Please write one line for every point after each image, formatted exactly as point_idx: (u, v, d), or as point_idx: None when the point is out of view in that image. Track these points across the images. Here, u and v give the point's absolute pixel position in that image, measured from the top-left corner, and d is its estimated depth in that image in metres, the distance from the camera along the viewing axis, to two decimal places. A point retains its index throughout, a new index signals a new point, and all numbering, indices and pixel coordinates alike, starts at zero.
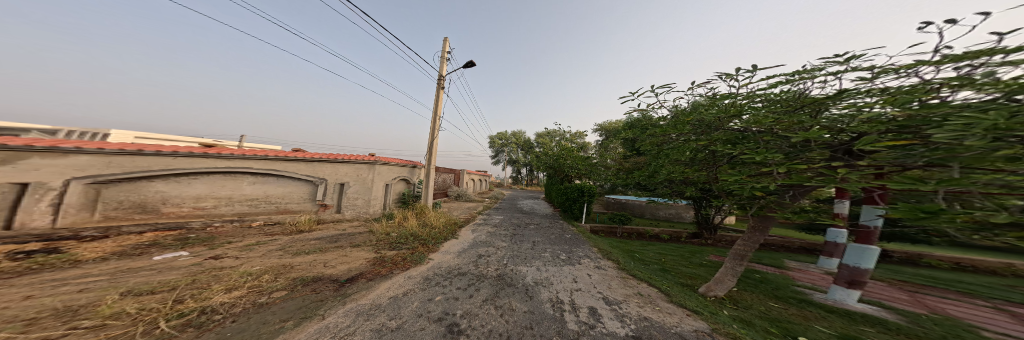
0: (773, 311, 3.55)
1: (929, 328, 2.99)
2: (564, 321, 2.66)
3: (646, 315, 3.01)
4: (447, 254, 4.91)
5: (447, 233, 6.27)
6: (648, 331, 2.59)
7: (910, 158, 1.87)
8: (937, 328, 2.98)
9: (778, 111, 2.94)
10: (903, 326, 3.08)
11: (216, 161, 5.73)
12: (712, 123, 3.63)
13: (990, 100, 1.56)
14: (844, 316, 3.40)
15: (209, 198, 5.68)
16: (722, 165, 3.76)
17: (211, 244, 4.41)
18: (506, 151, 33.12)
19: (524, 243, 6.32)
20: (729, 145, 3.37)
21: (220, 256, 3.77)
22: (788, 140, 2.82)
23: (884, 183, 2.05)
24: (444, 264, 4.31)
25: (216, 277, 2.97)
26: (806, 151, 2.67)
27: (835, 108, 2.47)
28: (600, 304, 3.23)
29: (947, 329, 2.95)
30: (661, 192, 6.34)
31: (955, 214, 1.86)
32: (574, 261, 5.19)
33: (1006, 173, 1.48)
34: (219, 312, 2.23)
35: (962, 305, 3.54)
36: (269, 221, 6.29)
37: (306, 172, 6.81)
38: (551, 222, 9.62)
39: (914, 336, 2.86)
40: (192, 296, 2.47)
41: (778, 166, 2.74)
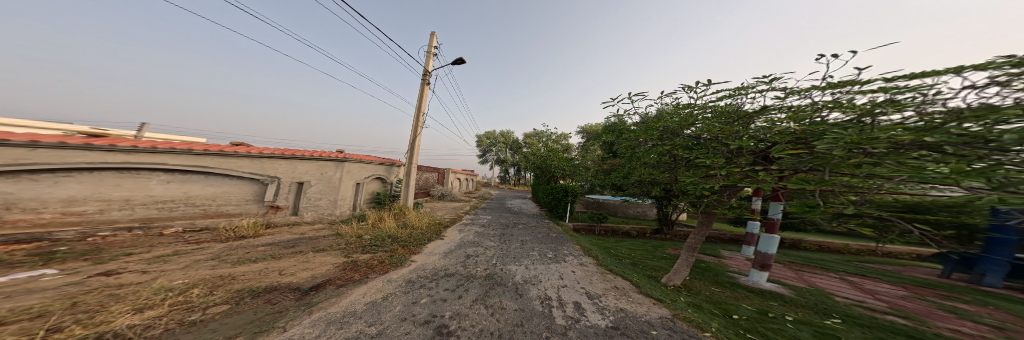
0: (714, 294, 4.12)
1: (806, 297, 3.80)
2: (552, 316, 2.82)
3: (621, 306, 3.32)
4: (432, 255, 4.78)
5: (430, 234, 6.04)
6: (624, 321, 2.86)
7: (803, 163, 2.43)
8: (811, 297, 3.78)
9: (722, 122, 3.44)
10: (791, 298, 3.85)
11: (107, 155, 4.63)
12: (674, 130, 4.09)
13: (852, 120, 2.17)
14: (761, 294, 4.10)
15: (93, 201, 4.55)
16: (681, 168, 4.19)
17: (95, 258, 3.63)
18: (495, 150, 32.97)
19: (513, 242, 6.45)
20: (687, 150, 3.81)
21: (114, 272, 3.20)
22: (727, 146, 3.35)
23: (785, 184, 2.58)
24: (432, 266, 4.23)
25: (112, 298, 2.53)
26: (738, 157, 3.23)
27: (759, 121, 3.03)
28: (582, 298, 3.47)
29: (816, 297, 3.76)
30: (633, 192, 6.89)
31: (826, 207, 2.43)
32: (559, 257, 5.49)
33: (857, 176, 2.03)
34: (127, 337, 1.91)
35: (819, 277, 4.57)
36: (190, 228, 5.34)
37: (254, 170, 6.13)
38: (539, 221, 9.88)
39: (801, 305, 3.60)
40: (77, 321, 2.08)
41: (721, 169, 3.22)
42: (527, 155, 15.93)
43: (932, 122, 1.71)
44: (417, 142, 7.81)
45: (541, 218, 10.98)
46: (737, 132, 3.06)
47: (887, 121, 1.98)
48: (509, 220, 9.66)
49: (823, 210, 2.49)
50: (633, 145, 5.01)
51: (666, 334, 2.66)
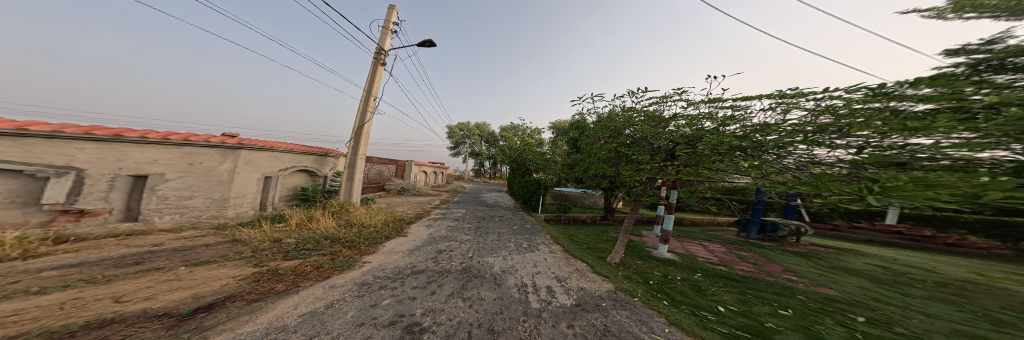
0: (637, 265, 4.77)
1: (685, 260, 5.06)
2: (528, 301, 2.75)
3: (583, 286, 3.43)
4: (392, 255, 3.72)
5: (388, 232, 4.91)
6: (586, 298, 2.99)
7: (691, 159, 3.24)
8: (686, 259, 5.06)
9: (649, 124, 3.82)
10: (676, 262, 4.95)
11: None
12: (619, 129, 4.45)
13: (715, 127, 3.03)
14: (658, 260, 5.15)
15: None
16: (622, 163, 4.72)
17: None
18: (468, 141, 31.25)
19: (490, 235, 5.93)
20: (627, 147, 4.27)
21: None
22: (651, 146, 3.95)
23: (680, 175, 3.34)
24: (398, 265, 3.40)
25: None
26: (657, 154, 3.92)
27: (671, 125, 3.64)
28: (554, 282, 3.47)
29: (689, 259, 5.05)
30: (588, 184, 7.58)
31: (696, 192, 3.33)
32: (532, 246, 5.34)
33: (713, 167, 2.92)
34: None
35: (693, 244, 6.15)
36: None
37: (7, 156, 3.34)
38: (514, 214, 9.83)
39: (679, 265, 4.76)
40: None
41: (650, 164, 3.80)
42: (499, 147, 15.54)
43: (744, 132, 2.49)
44: (364, 132, 6.92)
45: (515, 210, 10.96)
46: (647, 131, 3.68)
47: (739, 124, 2.82)
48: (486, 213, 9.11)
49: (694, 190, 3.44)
50: (592, 142, 5.50)
51: (617, 306, 2.84)
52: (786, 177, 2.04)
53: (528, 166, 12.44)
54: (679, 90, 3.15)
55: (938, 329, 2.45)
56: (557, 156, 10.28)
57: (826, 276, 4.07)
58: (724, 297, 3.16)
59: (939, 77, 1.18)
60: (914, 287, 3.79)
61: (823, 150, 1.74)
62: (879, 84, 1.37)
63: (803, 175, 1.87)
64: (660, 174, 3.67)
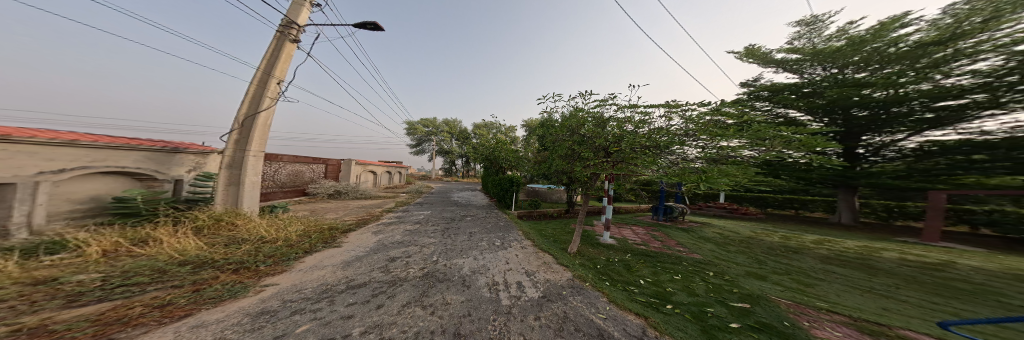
0: (586, 251, 5.22)
1: (619, 243, 5.84)
2: (498, 299, 2.55)
3: (549, 278, 3.46)
4: (308, 272, 3.06)
5: (311, 243, 4.12)
6: (554, 290, 3.01)
7: (619, 157, 3.70)
8: (620, 243, 5.86)
9: (593, 125, 3.86)
10: (613, 246, 5.66)
11: None
12: (573, 127, 4.15)
13: (634, 128, 3.54)
14: (599, 245, 5.76)
15: None
16: (575, 162, 4.47)
17: None
18: (434, 137, 29.05)
19: (460, 235, 5.51)
20: (582, 146, 4.04)
21: None
22: (593, 147, 3.98)
23: (612, 170, 3.75)
24: (328, 280, 2.87)
25: None
26: (603, 152, 3.89)
27: (609, 126, 3.73)
28: (523, 277, 3.39)
29: (622, 243, 5.85)
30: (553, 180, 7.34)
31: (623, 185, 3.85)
32: (495, 241, 5.21)
33: (627, 164, 3.62)
34: None
35: (628, 229, 7.16)
36: None
37: None
38: (489, 212, 9.24)
39: (612, 248, 5.47)
40: None
41: (598, 163, 3.84)
42: (471, 145, 14.72)
43: (651, 133, 3.10)
44: (258, 123, 5.43)
45: (488, 208, 10.53)
46: (590, 130, 3.83)
47: (642, 127, 3.45)
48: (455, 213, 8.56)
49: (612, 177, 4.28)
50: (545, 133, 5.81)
51: (575, 293, 2.98)
52: (676, 171, 2.96)
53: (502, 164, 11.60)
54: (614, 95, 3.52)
55: (741, 272, 3.61)
56: (519, 150, 10.37)
57: (696, 245, 5.35)
58: (643, 272, 3.78)
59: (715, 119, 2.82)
60: (732, 244, 5.48)
61: (690, 150, 2.98)
62: (684, 105, 2.47)
63: (688, 167, 2.89)
64: (592, 166, 3.96)
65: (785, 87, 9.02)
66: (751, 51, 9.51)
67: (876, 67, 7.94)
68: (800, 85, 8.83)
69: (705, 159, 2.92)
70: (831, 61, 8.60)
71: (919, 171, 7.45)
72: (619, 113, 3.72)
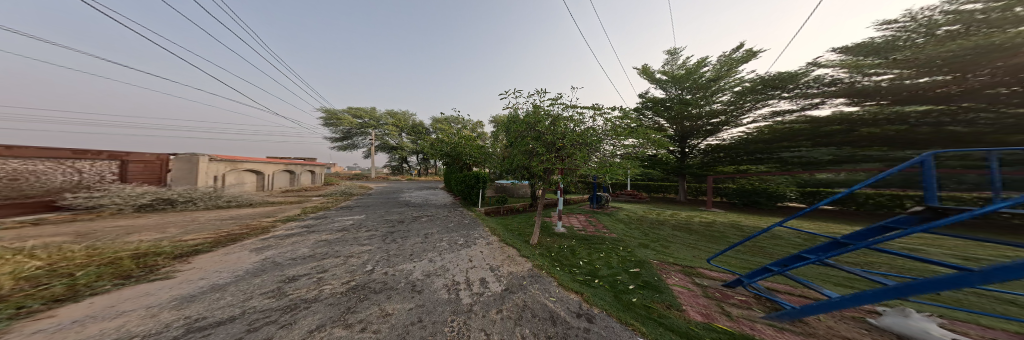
0: (544, 239, 5.36)
1: (570, 231, 6.32)
2: (458, 299, 2.39)
3: (514, 270, 3.36)
4: (65, 331, 1.58)
5: (110, 279, 2.48)
6: (515, 280, 2.98)
7: (566, 154, 4.06)
8: (568, 231, 6.34)
9: (548, 123, 4.05)
10: (564, 233, 6.11)
11: None
12: (531, 123, 4.18)
13: (576, 127, 3.99)
14: (552, 233, 6.04)
15: None
16: (529, 159, 4.50)
17: None
18: (373, 131, 25.37)
19: (412, 238, 5.06)
20: (538, 142, 4.14)
21: None
22: (549, 143, 4.12)
23: (561, 165, 4.18)
24: (138, 330, 1.64)
25: None
26: (554, 148, 4.14)
27: (565, 124, 3.96)
28: (486, 272, 3.24)
29: (570, 231, 6.34)
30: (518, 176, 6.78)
31: (568, 178, 4.36)
32: (445, 241, 4.89)
33: (569, 159, 4.15)
34: None
35: (576, 218, 7.95)
36: None
37: None
38: (450, 211, 8.75)
39: (562, 235, 5.88)
40: None
41: (552, 158, 4.11)
42: (427, 141, 13.58)
43: (588, 134, 3.80)
44: None
45: (451, 207, 9.87)
46: (544, 126, 3.99)
47: (577, 125, 3.96)
48: (405, 216, 7.73)
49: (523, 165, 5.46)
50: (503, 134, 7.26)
51: (535, 282, 2.98)
52: (600, 165, 3.89)
53: (465, 159, 11.04)
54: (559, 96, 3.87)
55: (640, 245, 4.50)
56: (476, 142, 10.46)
57: (625, 227, 6.30)
58: (583, 253, 4.22)
59: (629, 130, 3.87)
60: (651, 224, 6.56)
61: (610, 148, 3.92)
62: (597, 108, 3.26)
63: (610, 160, 3.91)
64: (545, 160, 4.24)
65: (651, 101, 11.58)
66: (645, 68, 11.71)
67: (688, 91, 11.20)
68: (656, 100, 11.55)
69: (621, 153, 3.96)
70: (673, 84, 11.41)
71: (698, 166, 10.79)
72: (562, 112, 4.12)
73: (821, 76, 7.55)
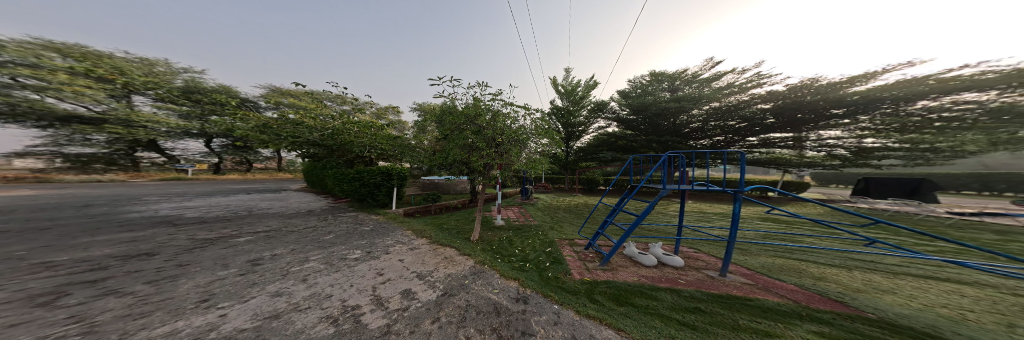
0: (486, 235, 5.21)
1: (508, 224, 6.46)
2: (364, 326, 1.65)
3: (450, 272, 3.05)
4: None
5: None
6: (452, 283, 2.65)
7: (505, 149, 4.23)
8: (503, 224, 6.42)
9: (488, 119, 4.08)
10: (501, 225, 6.26)
11: None
12: (469, 116, 4.10)
13: (513, 123, 4.24)
14: (490, 227, 6.10)
15: None
16: (466, 153, 4.37)
17: None
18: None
19: (197, 275, 2.48)
20: (477, 136, 4.10)
21: None
22: (488, 138, 4.15)
23: (500, 160, 4.28)
24: None
25: None
26: (493, 143, 4.22)
27: (502, 120, 4.09)
28: (412, 282, 2.63)
29: (506, 224, 6.44)
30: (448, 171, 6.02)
31: (504, 173, 4.62)
32: (292, 269, 2.82)
33: (505, 154, 4.30)
34: None
35: (510, 211, 8.31)
36: None
37: None
38: (324, 219, 5.91)
39: (501, 228, 6.02)
40: None
41: (490, 154, 4.16)
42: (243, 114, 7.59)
43: (519, 131, 4.16)
44: None
45: (337, 212, 7.14)
46: (484, 120, 4.01)
47: (513, 122, 4.22)
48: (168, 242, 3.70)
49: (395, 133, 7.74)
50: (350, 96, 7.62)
51: (477, 278, 2.82)
52: (529, 161, 4.44)
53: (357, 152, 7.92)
54: (498, 92, 3.92)
55: (564, 231, 5.27)
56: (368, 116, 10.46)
57: (556, 215, 7.25)
58: (519, 242, 4.51)
59: (552, 132, 4.55)
60: (571, 212, 7.70)
61: (535, 146, 4.49)
62: (528, 108, 3.70)
63: (535, 156, 4.51)
64: (484, 156, 4.24)
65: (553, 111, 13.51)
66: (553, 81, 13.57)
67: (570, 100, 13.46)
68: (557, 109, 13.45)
69: (544, 150, 4.60)
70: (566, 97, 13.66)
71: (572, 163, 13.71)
72: (497, 108, 4.23)
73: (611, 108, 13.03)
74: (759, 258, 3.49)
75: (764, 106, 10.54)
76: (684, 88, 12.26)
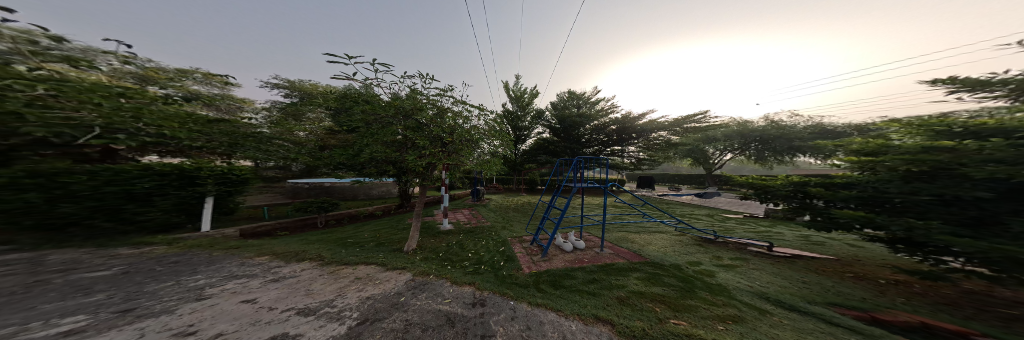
0: (428, 243, 4.49)
1: (457, 228, 5.96)
2: None
3: (370, 294, 2.21)
4: None
5: None
6: (375, 308, 1.90)
7: (455, 149, 4.02)
8: (450, 229, 5.85)
9: (433, 117, 3.75)
10: (446, 231, 5.71)
11: None
12: (406, 110, 3.65)
13: (463, 122, 4.07)
14: (429, 233, 5.46)
15: None
16: (404, 152, 3.90)
17: None
18: None
19: None
20: (414, 133, 3.67)
21: None
22: (429, 135, 3.80)
23: (448, 159, 3.97)
24: None
25: None
26: (439, 141, 3.93)
27: (448, 118, 3.82)
28: (289, 323, 1.59)
29: (455, 229, 5.90)
30: (363, 172, 4.59)
31: (455, 172, 4.38)
32: None
33: (450, 156, 4.02)
34: None
35: (457, 215, 7.76)
36: None
37: None
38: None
39: (443, 233, 5.49)
40: None
41: (436, 158, 3.79)
42: None
43: (469, 130, 4.02)
44: None
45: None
46: (427, 117, 3.64)
47: (465, 122, 4.06)
48: None
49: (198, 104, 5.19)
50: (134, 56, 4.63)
51: (422, 290, 2.47)
52: (482, 162, 4.43)
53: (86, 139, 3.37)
54: (446, 89, 3.53)
55: (512, 230, 5.33)
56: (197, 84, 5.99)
57: (507, 215, 7.33)
58: (472, 246, 4.32)
59: (504, 135, 4.61)
60: (518, 212, 7.89)
61: (488, 147, 4.48)
62: (479, 108, 3.62)
63: (487, 157, 4.52)
64: (428, 155, 3.82)
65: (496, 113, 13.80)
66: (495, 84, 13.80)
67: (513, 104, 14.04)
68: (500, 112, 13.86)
69: (494, 151, 4.61)
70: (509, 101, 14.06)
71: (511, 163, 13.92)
72: (442, 105, 3.89)
73: (541, 118, 14.32)
74: (611, 233, 4.89)
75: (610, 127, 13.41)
76: (583, 106, 14.42)
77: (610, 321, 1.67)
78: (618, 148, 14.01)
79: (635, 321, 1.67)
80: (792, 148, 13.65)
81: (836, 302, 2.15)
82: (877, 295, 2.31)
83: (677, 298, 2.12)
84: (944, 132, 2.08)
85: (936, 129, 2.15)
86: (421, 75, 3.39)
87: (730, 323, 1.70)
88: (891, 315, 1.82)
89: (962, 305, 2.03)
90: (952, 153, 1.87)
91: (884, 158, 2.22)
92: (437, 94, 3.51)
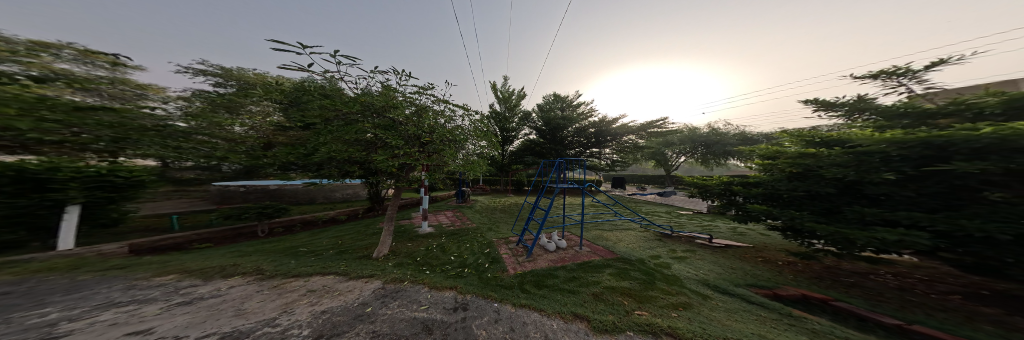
0: (404, 248, 4.30)
1: (436, 231, 5.76)
2: None
3: (325, 307, 2.04)
4: None
5: None
6: (332, 323, 1.75)
7: (435, 149, 3.90)
8: (427, 232, 5.65)
9: (412, 117, 3.58)
10: (422, 234, 5.51)
11: None
12: (377, 107, 3.43)
13: (446, 122, 3.99)
14: (405, 237, 5.24)
15: None
16: (376, 150, 3.68)
17: None
18: None
19: None
20: (385, 131, 3.43)
21: None
22: (401, 133, 3.54)
23: (428, 159, 3.84)
24: None
25: None
26: (414, 140, 3.73)
27: (428, 117, 3.69)
28: None
29: (434, 231, 5.72)
30: (320, 173, 4.14)
31: (437, 173, 4.21)
32: None
33: (425, 157, 3.83)
34: None
35: (436, 217, 7.53)
36: None
37: None
38: None
39: (419, 236, 5.30)
40: None
41: (409, 157, 3.57)
42: None
43: (451, 130, 3.91)
44: None
45: None
46: (403, 115, 3.43)
47: (448, 121, 3.97)
48: None
49: (63, 87, 3.42)
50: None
51: (396, 297, 2.35)
52: (466, 163, 4.34)
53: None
54: (425, 87, 3.36)
55: (492, 232, 5.31)
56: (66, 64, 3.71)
57: (489, 217, 7.27)
58: (454, 249, 4.23)
59: (490, 136, 4.56)
60: (500, 213, 7.86)
61: (472, 147, 4.42)
62: (461, 107, 3.58)
63: (471, 158, 4.45)
64: (404, 154, 3.63)
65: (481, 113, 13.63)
66: None
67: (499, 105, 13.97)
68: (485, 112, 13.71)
69: (479, 152, 4.57)
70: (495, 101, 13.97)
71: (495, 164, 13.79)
72: (420, 103, 3.74)
73: (526, 119, 14.44)
74: (589, 231, 5.08)
75: (591, 130, 13.98)
76: (566, 109, 14.85)
77: (586, 318, 1.72)
78: (596, 150, 14.58)
79: (608, 316, 1.74)
80: (725, 152, 16.26)
81: (751, 282, 2.54)
82: (795, 276, 2.71)
83: (641, 290, 2.23)
84: (809, 142, 3.02)
85: (805, 139, 3.10)
86: (397, 71, 3.25)
87: (681, 309, 1.84)
88: (783, 290, 2.30)
89: (825, 278, 2.64)
90: (814, 159, 2.75)
91: (779, 161, 3.09)
92: (416, 92, 3.34)
